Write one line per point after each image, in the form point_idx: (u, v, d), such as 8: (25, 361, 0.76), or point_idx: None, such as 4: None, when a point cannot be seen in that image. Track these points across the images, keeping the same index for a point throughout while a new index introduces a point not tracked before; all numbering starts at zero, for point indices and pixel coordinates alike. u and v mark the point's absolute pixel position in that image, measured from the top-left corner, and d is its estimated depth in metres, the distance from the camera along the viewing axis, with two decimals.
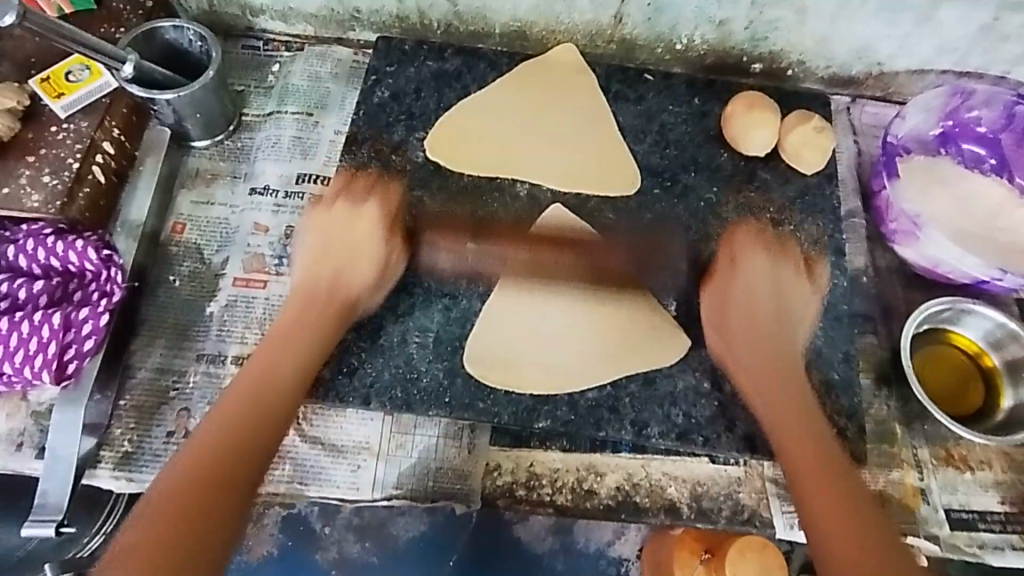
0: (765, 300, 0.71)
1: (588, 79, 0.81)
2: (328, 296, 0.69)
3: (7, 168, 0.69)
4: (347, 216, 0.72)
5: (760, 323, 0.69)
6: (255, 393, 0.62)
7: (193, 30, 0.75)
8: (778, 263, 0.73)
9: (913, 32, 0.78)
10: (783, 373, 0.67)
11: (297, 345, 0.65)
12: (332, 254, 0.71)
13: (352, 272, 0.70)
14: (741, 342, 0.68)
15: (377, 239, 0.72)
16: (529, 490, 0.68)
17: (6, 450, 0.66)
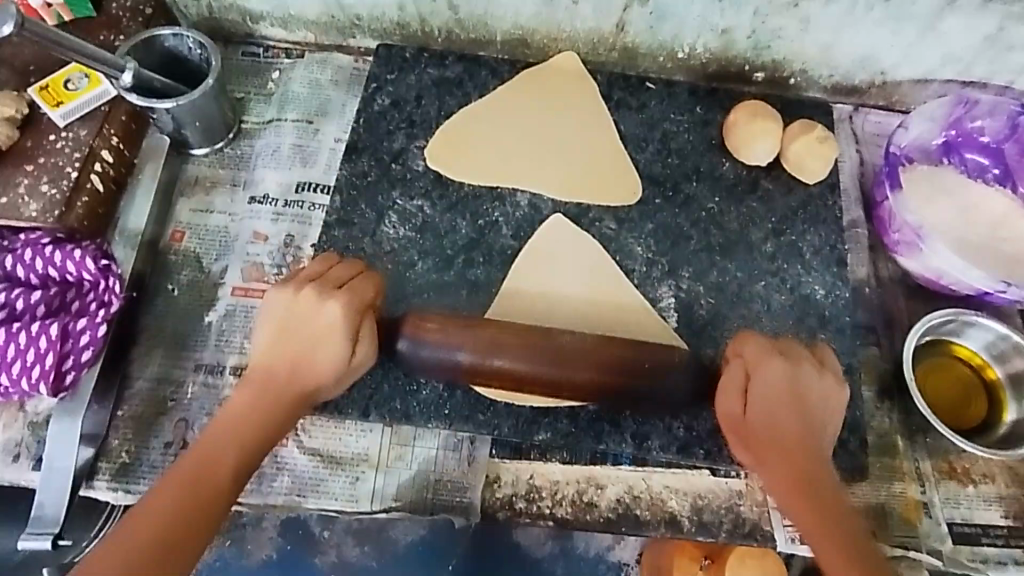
0: (784, 398, 0.60)
1: (590, 86, 0.80)
2: (281, 390, 0.60)
3: (5, 176, 0.69)
4: (311, 302, 0.61)
5: (781, 420, 0.60)
6: (204, 472, 0.55)
7: (193, 38, 0.74)
8: (793, 357, 0.62)
9: (917, 41, 0.77)
10: (792, 447, 0.59)
11: (252, 425, 0.58)
12: (297, 329, 0.60)
13: (320, 353, 0.60)
14: (757, 428, 0.60)
15: (346, 330, 0.61)
16: (529, 503, 0.68)
17: (3, 460, 0.66)
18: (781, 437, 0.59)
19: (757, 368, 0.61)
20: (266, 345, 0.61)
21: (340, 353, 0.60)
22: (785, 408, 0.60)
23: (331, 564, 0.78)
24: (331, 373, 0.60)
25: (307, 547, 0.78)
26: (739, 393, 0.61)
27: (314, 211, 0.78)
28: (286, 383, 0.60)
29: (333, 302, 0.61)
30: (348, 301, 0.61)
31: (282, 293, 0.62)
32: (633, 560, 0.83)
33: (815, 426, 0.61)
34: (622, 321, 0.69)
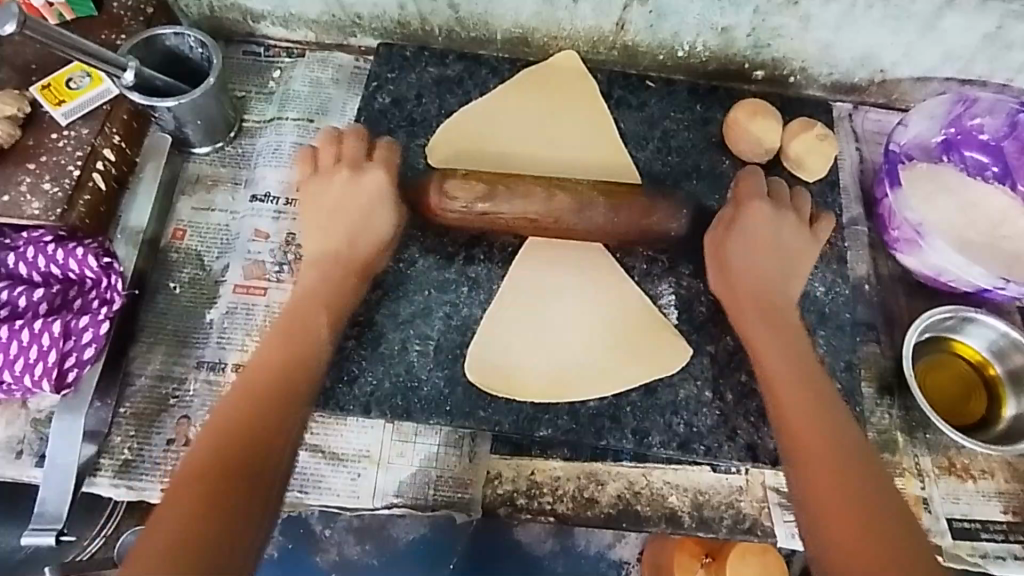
0: (768, 241, 0.69)
1: (589, 84, 0.80)
2: (343, 260, 0.68)
3: (6, 175, 0.69)
4: (348, 181, 0.69)
5: (761, 262, 0.68)
6: (286, 340, 0.64)
7: (193, 37, 0.75)
8: (780, 204, 0.70)
9: (916, 39, 0.78)
10: (783, 333, 0.66)
11: (326, 296, 0.67)
12: (342, 211, 0.69)
13: (370, 225, 0.69)
14: (743, 299, 0.67)
15: (386, 202, 0.69)
16: (530, 499, 0.68)
17: (5, 457, 0.66)
18: (760, 287, 0.68)
19: (745, 214, 0.69)
20: (321, 231, 0.69)
21: (387, 220, 0.69)
22: (778, 288, 0.68)
23: (331, 563, 0.77)
24: (382, 237, 0.69)
25: (309, 544, 0.78)
26: (725, 232, 0.69)
27: None
28: (347, 257, 0.68)
29: (371, 172, 0.69)
30: (384, 170, 0.70)
31: (330, 177, 0.69)
32: (633, 558, 0.86)
33: (789, 282, 0.69)
34: (625, 317, 0.70)
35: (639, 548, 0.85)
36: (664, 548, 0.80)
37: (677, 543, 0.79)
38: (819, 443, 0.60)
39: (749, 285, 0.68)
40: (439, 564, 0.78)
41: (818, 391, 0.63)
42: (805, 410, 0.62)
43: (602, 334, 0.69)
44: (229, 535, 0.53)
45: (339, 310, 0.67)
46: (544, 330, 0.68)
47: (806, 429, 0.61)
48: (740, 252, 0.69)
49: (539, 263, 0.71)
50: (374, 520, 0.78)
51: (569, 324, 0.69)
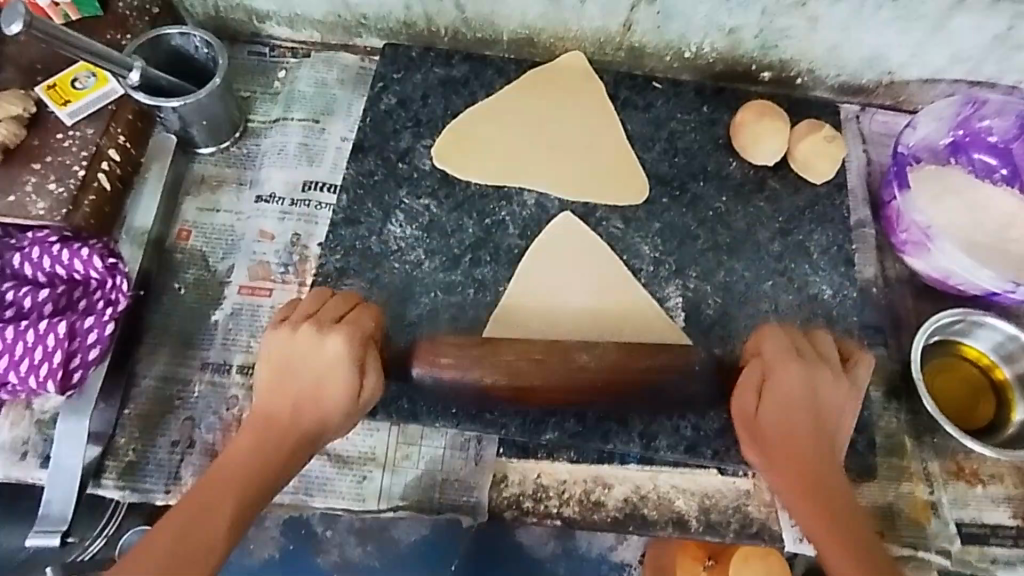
0: (801, 399, 0.59)
1: (596, 86, 0.80)
2: (284, 433, 0.57)
3: (11, 175, 0.69)
4: (311, 343, 0.59)
5: (796, 424, 0.59)
6: (197, 518, 0.53)
7: (199, 37, 0.74)
8: (812, 356, 0.61)
9: (925, 41, 0.77)
10: (826, 495, 0.56)
11: (255, 473, 0.55)
12: (299, 376, 0.59)
13: (327, 389, 0.58)
14: (780, 455, 0.58)
15: (347, 369, 0.58)
16: (536, 502, 0.68)
17: (10, 458, 0.66)
18: (802, 448, 0.58)
19: (776, 373, 0.60)
20: (270, 394, 0.59)
21: (346, 387, 0.58)
22: (822, 445, 0.59)
23: (332, 564, 0.73)
24: (337, 408, 0.58)
25: (309, 546, 0.74)
26: (754, 395, 0.60)
27: (320, 211, 0.78)
28: (290, 425, 0.58)
29: (335, 333, 0.59)
30: (348, 338, 0.59)
31: (285, 343, 0.59)
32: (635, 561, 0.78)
33: (831, 445, 0.59)
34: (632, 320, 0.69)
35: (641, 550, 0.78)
36: (666, 551, 0.74)
37: (677, 544, 0.74)
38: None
39: (786, 444, 0.58)
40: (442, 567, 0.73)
41: (861, 542, 0.54)
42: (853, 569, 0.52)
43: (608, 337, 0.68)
44: None
45: (264, 494, 0.55)
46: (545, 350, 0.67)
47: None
48: (773, 392, 0.59)
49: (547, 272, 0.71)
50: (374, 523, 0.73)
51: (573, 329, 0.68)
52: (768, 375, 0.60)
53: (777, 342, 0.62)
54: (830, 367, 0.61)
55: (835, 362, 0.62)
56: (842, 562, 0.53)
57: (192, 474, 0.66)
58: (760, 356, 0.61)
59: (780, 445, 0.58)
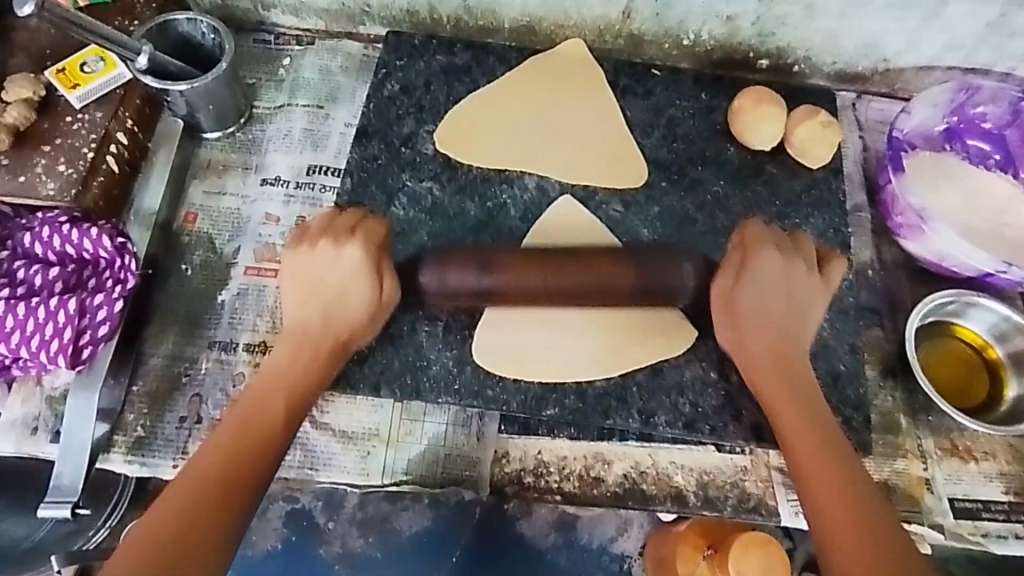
0: (777, 291, 0.65)
1: (597, 72, 0.81)
2: (323, 337, 0.63)
3: (22, 157, 0.70)
4: (331, 256, 0.63)
5: (770, 316, 0.65)
6: (253, 413, 0.59)
7: (206, 23, 0.76)
8: (791, 252, 0.66)
9: (920, 27, 0.78)
10: (789, 377, 0.63)
11: (299, 373, 0.62)
12: (325, 281, 0.63)
13: (349, 300, 0.63)
14: (754, 340, 0.65)
15: (367, 275, 0.63)
16: (537, 478, 0.69)
17: (21, 434, 0.67)
18: (773, 336, 0.65)
19: (755, 260, 0.65)
20: (299, 303, 0.64)
21: (369, 289, 0.63)
22: (792, 332, 0.65)
23: (335, 554, 0.86)
24: (360, 319, 0.64)
25: (313, 537, 0.88)
26: (732, 279, 0.65)
27: (324, 194, 0.79)
28: (322, 331, 0.63)
29: (353, 244, 0.63)
30: (364, 248, 0.63)
31: (313, 252, 0.64)
32: (635, 553, 0.90)
33: (802, 332, 0.66)
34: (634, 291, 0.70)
35: (641, 542, 0.90)
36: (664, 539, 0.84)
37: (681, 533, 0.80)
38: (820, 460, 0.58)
39: (760, 336, 0.65)
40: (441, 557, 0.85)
41: (818, 413, 0.62)
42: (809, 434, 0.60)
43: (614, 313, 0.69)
44: None
45: (309, 390, 0.61)
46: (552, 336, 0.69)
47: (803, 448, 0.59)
48: (747, 289, 0.65)
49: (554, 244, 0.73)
50: (377, 513, 0.87)
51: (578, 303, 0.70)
52: (750, 263, 0.65)
53: (756, 238, 0.66)
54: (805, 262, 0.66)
55: (811, 257, 0.67)
56: (802, 436, 0.60)
57: None
58: (743, 255, 0.65)
59: (752, 331, 0.65)
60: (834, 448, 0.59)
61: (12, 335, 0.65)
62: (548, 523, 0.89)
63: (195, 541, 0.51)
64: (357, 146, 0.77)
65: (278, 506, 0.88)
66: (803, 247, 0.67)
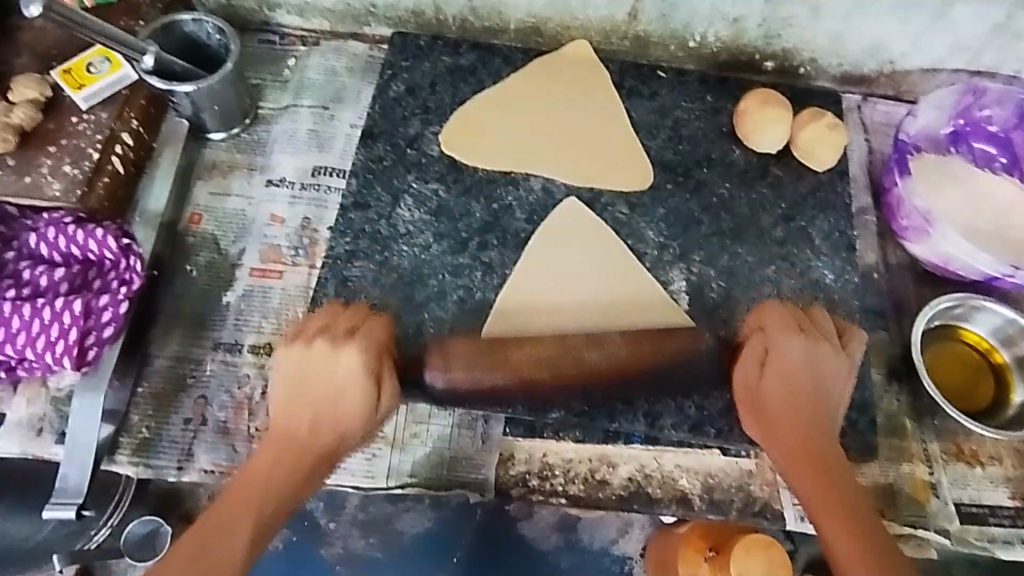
0: (805, 375, 0.63)
1: (603, 74, 0.81)
2: (309, 446, 0.60)
3: (27, 158, 0.70)
4: (325, 361, 0.60)
5: (799, 400, 0.62)
6: (226, 518, 0.57)
7: (212, 23, 0.76)
8: (813, 331, 0.64)
9: (926, 30, 0.78)
10: (804, 420, 0.62)
11: (278, 478, 0.59)
12: (318, 389, 0.60)
13: (344, 403, 0.60)
14: (778, 417, 0.62)
15: (363, 384, 0.60)
16: (542, 480, 0.69)
17: (26, 434, 0.67)
18: (796, 411, 0.62)
19: (778, 347, 0.63)
20: (290, 411, 0.60)
21: (366, 402, 0.60)
22: (818, 404, 0.63)
23: (337, 556, 0.89)
24: (355, 422, 0.61)
25: (314, 538, 0.90)
26: (757, 365, 0.63)
27: (329, 195, 0.79)
28: (309, 440, 0.60)
29: (352, 347, 0.61)
30: (364, 351, 0.61)
31: (306, 358, 0.61)
32: (636, 553, 0.90)
33: (828, 408, 0.63)
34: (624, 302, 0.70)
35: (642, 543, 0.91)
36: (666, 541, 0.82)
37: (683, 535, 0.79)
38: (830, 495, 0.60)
39: (784, 414, 0.62)
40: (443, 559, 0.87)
41: (828, 455, 0.62)
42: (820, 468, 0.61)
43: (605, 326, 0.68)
44: None
45: (288, 498, 0.59)
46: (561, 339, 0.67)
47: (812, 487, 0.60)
48: (772, 367, 0.63)
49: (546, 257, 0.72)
50: (379, 514, 0.89)
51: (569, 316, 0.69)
52: (773, 347, 0.63)
53: (779, 319, 0.65)
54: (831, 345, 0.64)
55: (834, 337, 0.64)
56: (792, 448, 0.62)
57: (205, 450, 0.67)
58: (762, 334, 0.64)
59: (777, 396, 0.62)
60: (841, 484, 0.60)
61: (18, 336, 0.65)
62: (549, 524, 0.89)
63: None
64: (361, 147, 0.77)
65: None
66: (821, 327, 0.65)
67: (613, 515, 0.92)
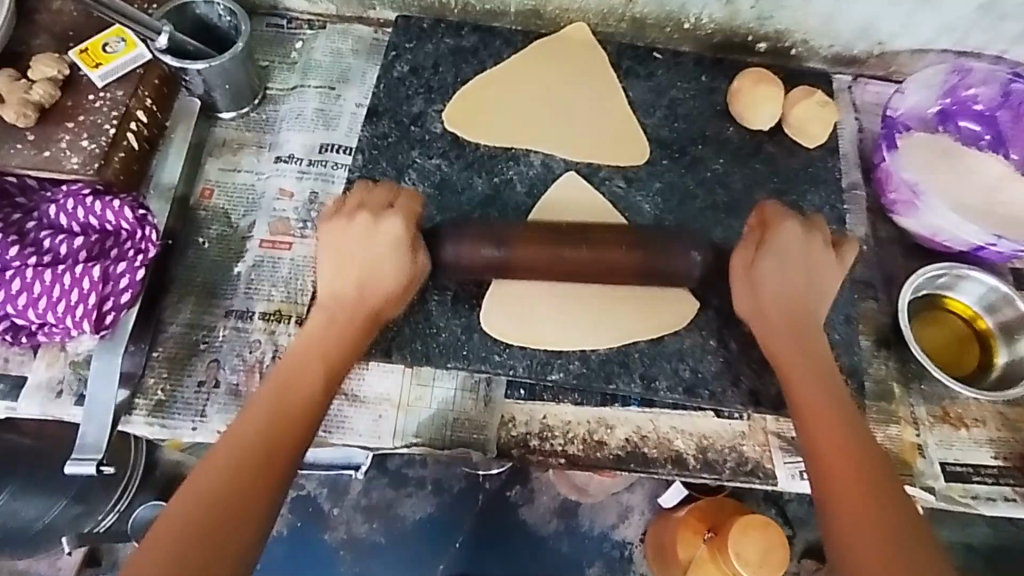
0: (798, 261, 0.67)
1: (599, 54, 0.84)
2: (354, 308, 0.65)
3: (46, 132, 0.73)
4: (366, 229, 0.66)
5: (792, 285, 0.67)
6: (281, 396, 0.59)
7: (223, 5, 0.78)
8: (811, 227, 0.69)
9: (915, 10, 0.81)
10: (802, 338, 0.66)
11: (329, 345, 0.63)
12: (364, 253, 0.66)
13: (385, 270, 0.66)
14: (771, 307, 0.66)
15: (400, 248, 0.65)
16: (542, 441, 0.71)
17: (46, 396, 0.69)
18: (791, 305, 0.66)
19: (773, 237, 0.67)
20: (337, 277, 0.66)
21: (401, 264, 0.66)
22: (816, 286, 0.67)
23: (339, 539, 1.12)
24: (396, 286, 0.66)
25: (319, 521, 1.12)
26: (752, 254, 0.68)
27: (336, 170, 0.82)
28: (355, 297, 0.65)
29: (395, 213, 0.66)
30: (404, 217, 0.66)
31: (354, 231, 0.66)
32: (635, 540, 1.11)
33: (815, 302, 0.67)
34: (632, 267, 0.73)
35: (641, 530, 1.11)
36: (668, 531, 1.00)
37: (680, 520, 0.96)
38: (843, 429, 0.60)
39: (778, 300, 0.66)
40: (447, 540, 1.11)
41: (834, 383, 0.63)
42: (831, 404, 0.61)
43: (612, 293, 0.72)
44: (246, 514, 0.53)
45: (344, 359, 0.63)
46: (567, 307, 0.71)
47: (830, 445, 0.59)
48: (766, 256, 0.67)
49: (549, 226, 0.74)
50: (383, 500, 1.13)
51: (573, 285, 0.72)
52: (773, 232, 0.68)
53: (778, 212, 0.69)
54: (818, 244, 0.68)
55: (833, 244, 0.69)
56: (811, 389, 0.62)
57: (217, 412, 0.70)
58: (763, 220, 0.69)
59: (776, 309, 0.66)
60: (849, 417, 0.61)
61: (39, 301, 0.67)
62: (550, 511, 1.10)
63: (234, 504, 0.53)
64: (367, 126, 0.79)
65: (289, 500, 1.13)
66: (817, 224, 0.69)
67: (613, 504, 1.12)
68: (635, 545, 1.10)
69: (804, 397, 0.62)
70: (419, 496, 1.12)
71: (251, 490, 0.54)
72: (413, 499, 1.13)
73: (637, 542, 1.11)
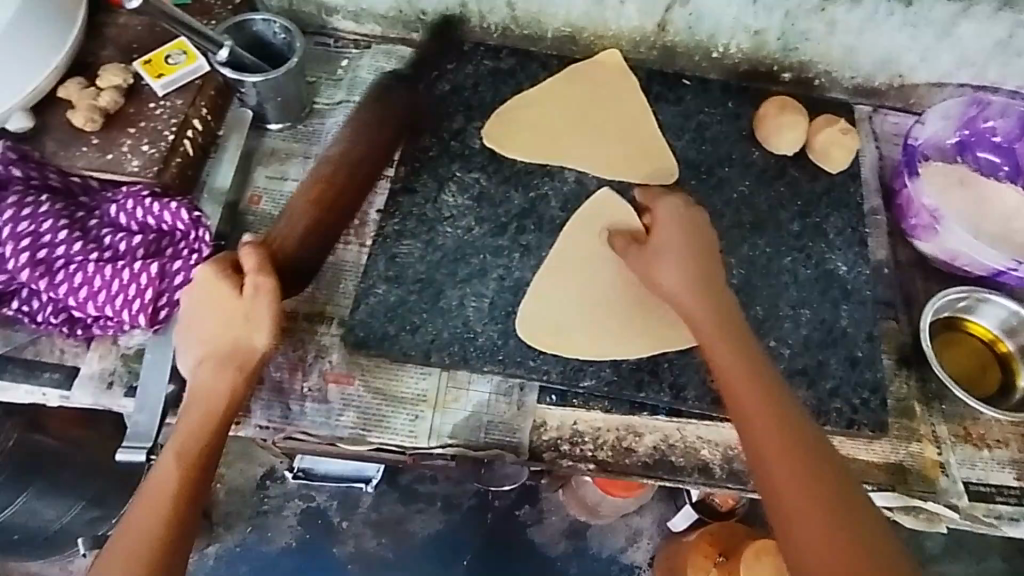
0: (681, 240, 0.69)
1: (631, 80, 0.88)
2: (221, 356, 0.65)
3: (111, 137, 0.78)
4: (201, 287, 0.66)
5: (698, 283, 0.66)
6: (161, 481, 0.60)
7: (279, 23, 0.83)
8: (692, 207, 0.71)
9: (934, 45, 0.85)
10: (744, 354, 0.62)
11: (208, 404, 0.64)
12: (204, 311, 0.66)
13: (223, 315, 0.65)
14: (701, 313, 0.65)
15: (230, 289, 0.65)
16: (573, 446, 0.73)
17: (98, 387, 0.72)
18: (709, 300, 0.66)
19: (658, 219, 0.71)
20: (194, 341, 0.66)
21: (234, 301, 0.65)
22: (707, 320, 0.65)
23: (349, 552, 1.14)
24: (238, 324, 0.65)
25: (330, 535, 1.15)
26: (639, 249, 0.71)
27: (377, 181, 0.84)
28: (215, 347, 0.65)
29: (202, 270, 0.66)
30: (217, 266, 0.66)
31: (189, 299, 0.66)
32: (643, 563, 1.16)
33: (720, 293, 0.67)
34: None
35: (648, 554, 1.16)
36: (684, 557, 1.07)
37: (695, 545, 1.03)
38: (802, 477, 0.56)
39: (698, 302, 0.66)
40: (459, 555, 1.15)
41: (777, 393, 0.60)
42: (780, 448, 0.57)
43: (628, 289, 0.75)
44: (164, 556, 0.58)
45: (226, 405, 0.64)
46: (592, 307, 0.75)
47: (776, 456, 0.57)
48: (656, 239, 0.70)
49: (584, 228, 0.79)
50: (396, 516, 1.16)
51: (609, 293, 0.75)
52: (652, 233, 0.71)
53: (670, 203, 0.71)
54: (698, 249, 0.68)
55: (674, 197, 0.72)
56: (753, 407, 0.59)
57: (260, 408, 0.72)
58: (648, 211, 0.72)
59: (699, 312, 0.65)
60: (798, 443, 0.57)
61: (97, 294, 0.71)
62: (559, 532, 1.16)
63: (149, 555, 0.57)
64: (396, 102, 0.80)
65: (298, 512, 1.16)
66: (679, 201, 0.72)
67: (622, 527, 1.17)
68: (643, 569, 1.16)
69: (755, 428, 0.59)
70: (430, 512, 1.17)
71: (168, 533, 0.58)
72: (423, 516, 1.17)
73: (644, 567, 1.16)
